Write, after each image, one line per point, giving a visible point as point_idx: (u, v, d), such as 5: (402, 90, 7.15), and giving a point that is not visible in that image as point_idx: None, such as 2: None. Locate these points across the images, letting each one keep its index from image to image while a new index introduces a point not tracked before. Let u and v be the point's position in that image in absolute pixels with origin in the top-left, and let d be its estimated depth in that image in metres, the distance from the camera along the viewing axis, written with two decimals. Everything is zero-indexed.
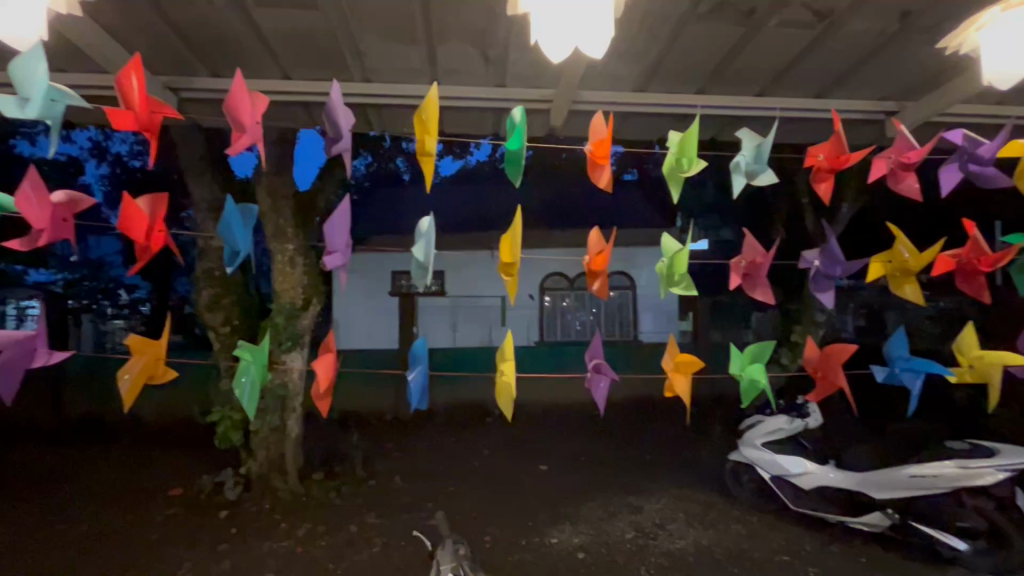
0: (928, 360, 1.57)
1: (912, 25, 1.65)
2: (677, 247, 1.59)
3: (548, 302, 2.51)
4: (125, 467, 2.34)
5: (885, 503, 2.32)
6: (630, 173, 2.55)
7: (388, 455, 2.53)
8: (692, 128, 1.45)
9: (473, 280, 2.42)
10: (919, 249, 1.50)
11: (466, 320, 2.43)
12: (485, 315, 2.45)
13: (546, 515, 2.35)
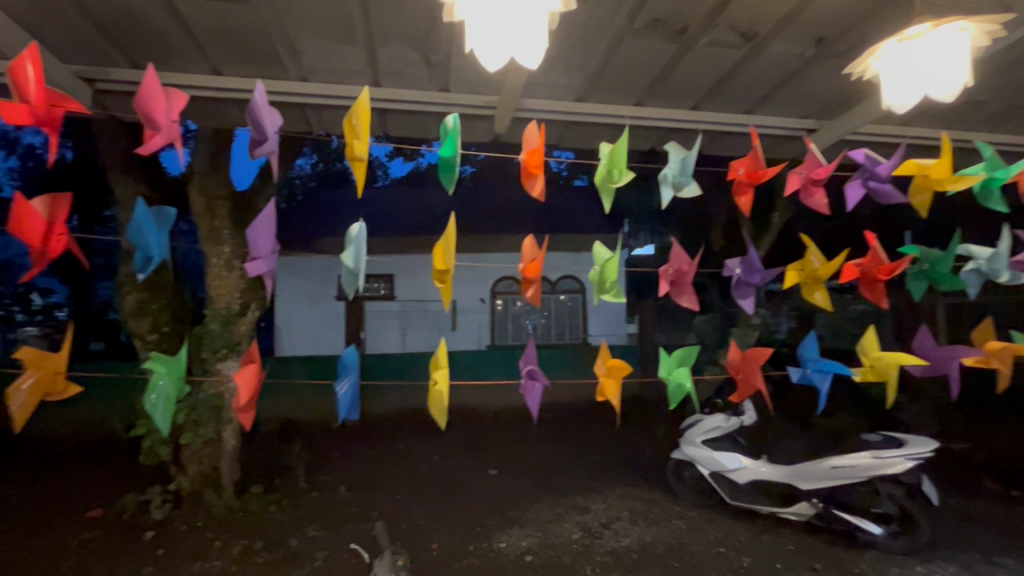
0: (835, 361, 1.67)
1: (827, 50, 1.79)
2: (608, 255, 1.60)
3: (499, 306, 2.48)
4: (36, 490, 2.14)
5: (812, 493, 2.48)
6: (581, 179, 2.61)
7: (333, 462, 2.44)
8: (622, 140, 1.48)
9: (422, 285, 2.45)
10: (829, 258, 1.58)
11: (415, 324, 2.47)
12: (435, 321, 2.47)
13: (494, 520, 2.36)
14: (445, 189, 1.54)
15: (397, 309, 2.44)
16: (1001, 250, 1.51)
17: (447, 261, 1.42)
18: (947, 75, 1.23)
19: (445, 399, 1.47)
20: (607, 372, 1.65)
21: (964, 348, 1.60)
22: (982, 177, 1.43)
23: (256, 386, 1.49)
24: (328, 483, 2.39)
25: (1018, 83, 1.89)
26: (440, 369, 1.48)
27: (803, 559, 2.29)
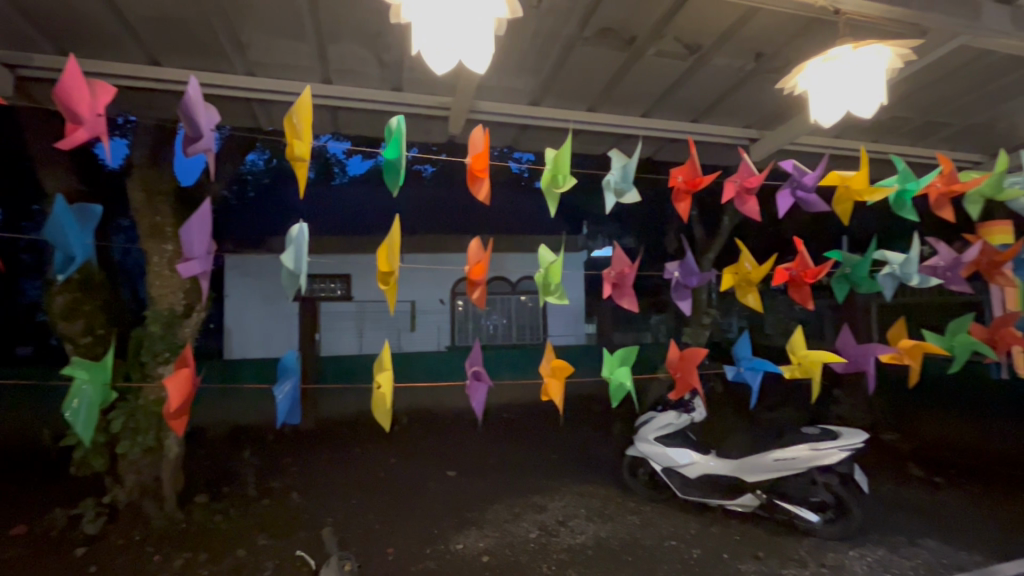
0: (764, 359, 1.73)
1: (765, 65, 1.89)
2: (551, 258, 1.57)
3: (459, 306, 2.47)
4: None
5: (757, 485, 2.60)
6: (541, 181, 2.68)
7: (285, 471, 2.53)
8: (566, 146, 1.45)
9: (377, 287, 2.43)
10: (760, 261, 1.63)
11: (372, 325, 2.47)
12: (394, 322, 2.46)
13: (451, 522, 2.34)
14: (391, 192, 1.45)
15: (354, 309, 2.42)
16: (912, 256, 1.59)
17: (391, 264, 1.32)
18: (879, 90, 1.32)
19: (387, 404, 1.35)
20: (553, 373, 1.60)
21: (881, 346, 1.65)
22: (895, 189, 1.52)
23: (189, 392, 1.42)
24: (280, 489, 2.39)
25: (934, 101, 2.06)
26: (383, 375, 1.36)
27: (747, 548, 2.39)
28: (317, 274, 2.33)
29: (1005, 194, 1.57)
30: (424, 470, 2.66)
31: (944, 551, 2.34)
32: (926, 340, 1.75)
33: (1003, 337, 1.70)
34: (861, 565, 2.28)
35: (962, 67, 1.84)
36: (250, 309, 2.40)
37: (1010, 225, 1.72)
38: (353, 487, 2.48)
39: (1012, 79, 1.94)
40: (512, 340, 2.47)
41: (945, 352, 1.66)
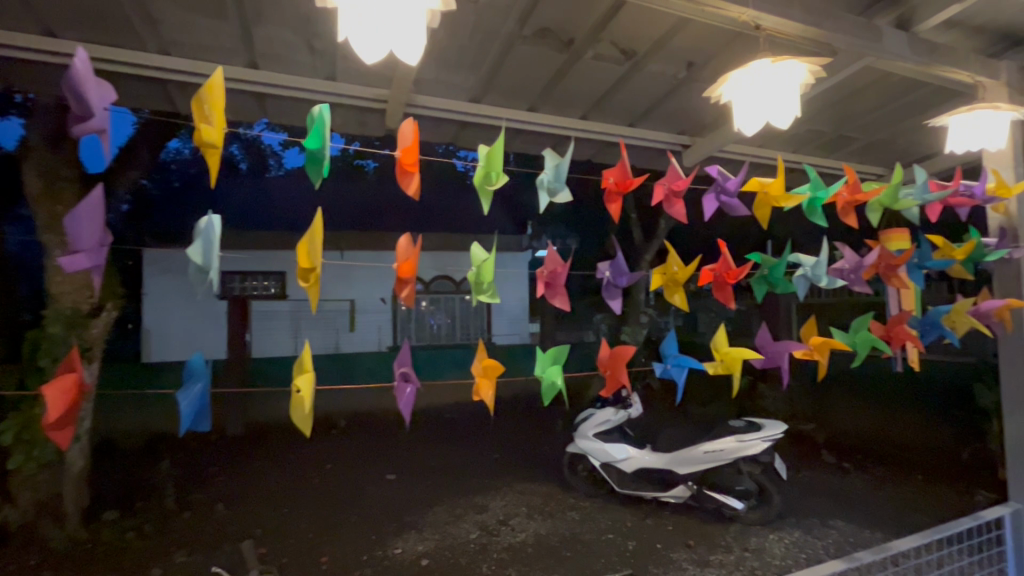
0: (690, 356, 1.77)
1: (696, 74, 1.97)
2: (484, 256, 1.53)
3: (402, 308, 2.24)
4: None
5: (688, 477, 2.74)
6: None
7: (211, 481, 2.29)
8: (499, 142, 1.42)
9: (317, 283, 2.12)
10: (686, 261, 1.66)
11: (308, 325, 2.15)
12: (331, 319, 2.16)
13: (390, 526, 2.28)
14: (312, 184, 1.35)
15: (287, 308, 2.09)
16: (821, 259, 1.69)
17: (314, 258, 1.25)
18: (793, 104, 1.41)
19: (307, 405, 1.26)
20: (485, 372, 1.58)
21: (793, 342, 1.75)
22: (807, 198, 1.61)
23: (76, 400, 1.27)
24: (203, 501, 2.21)
25: (845, 116, 2.24)
26: (306, 374, 1.27)
27: (679, 537, 2.50)
28: (232, 271, 1.98)
29: (899, 204, 1.72)
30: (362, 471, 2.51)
31: (850, 530, 2.56)
32: (833, 337, 1.88)
33: (897, 334, 1.86)
34: (780, 547, 2.44)
35: (866, 86, 2.01)
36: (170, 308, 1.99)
37: (906, 232, 1.90)
38: (286, 493, 2.35)
39: (909, 99, 2.14)
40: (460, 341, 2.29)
41: (849, 347, 1.79)
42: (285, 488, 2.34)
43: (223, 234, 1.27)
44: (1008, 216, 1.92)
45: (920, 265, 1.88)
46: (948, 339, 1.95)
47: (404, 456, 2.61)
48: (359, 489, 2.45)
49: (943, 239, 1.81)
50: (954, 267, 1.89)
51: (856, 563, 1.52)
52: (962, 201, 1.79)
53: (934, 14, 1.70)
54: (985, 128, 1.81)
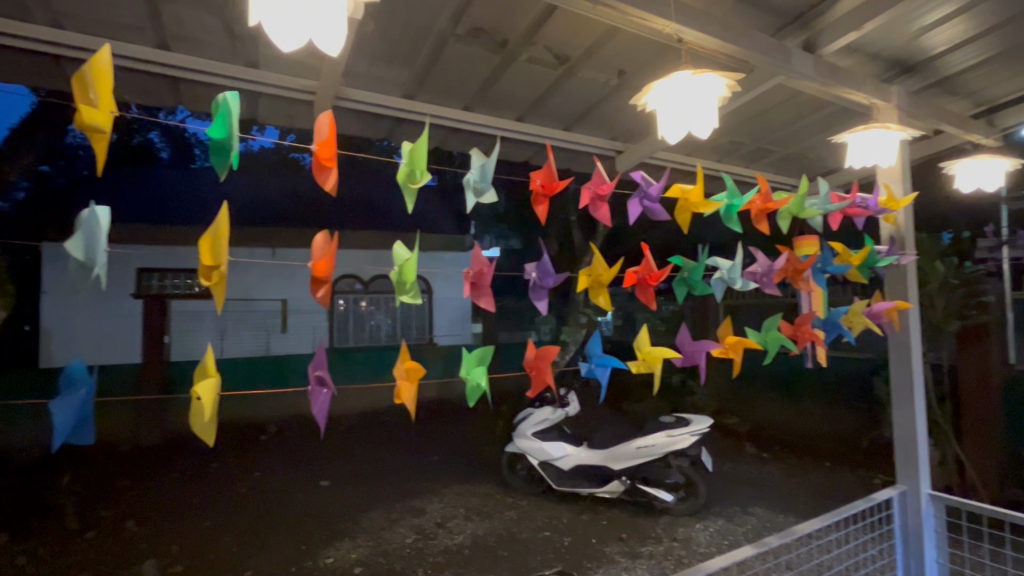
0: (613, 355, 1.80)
1: (626, 82, 2.05)
2: (406, 256, 1.48)
3: (339, 306, 2.01)
4: None
5: (622, 472, 2.94)
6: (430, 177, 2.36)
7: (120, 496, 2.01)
8: (422, 139, 1.34)
9: (245, 279, 1.88)
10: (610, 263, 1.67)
11: (236, 326, 1.89)
12: (262, 321, 1.92)
13: (322, 534, 2.35)
14: (218, 175, 1.25)
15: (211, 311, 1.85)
16: (736, 263, 1.80)
17: (219, 258, 1.17)
18: (711, 115, 1.48)
19: (207, 413, 1.18)
20: (406, 375, 1.51)
21: (710, 341, 1.85)
22: (723, 205, 1.69)
23: None
24: (111, 520, 2.02)
25: (762, 130, 2.40)
26: (207, 381, 1.19)
27: (612, 531, 2.70)
28: (149, 267, 1.74)
29: (805, 212, 1.86)
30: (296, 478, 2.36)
31: (767, 516, 2.93)
32: (747, 336, 1.98)
33: (803, 333, 1.98)
34: (704, 535, 2.74)
35: (779, 102, 2.17)
36: (78, 312, 1.65)
37: (816, 240, 2.00)
38: (206, 504, 2.17)
39: (816, 118, 2.33)
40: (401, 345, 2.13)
41: (761, 345, 1.91)
42: (206, 498, 2.16)
43: (108, 226, 1.17)
44: (897, 226, 2.15)
45: (822, 269, 2.02)
46: (845, 338, 2.11)
47: (342, 459, 2.40)
48: (290, 498, 2.32)
49: (844, 246, 1.96)
50: (852, 271, 2.06)
51: (765, 548, 1.62)
52: (858, 211, 1.96)
53: (832, 41, 1.85)
54: (878, 146, 2.00)
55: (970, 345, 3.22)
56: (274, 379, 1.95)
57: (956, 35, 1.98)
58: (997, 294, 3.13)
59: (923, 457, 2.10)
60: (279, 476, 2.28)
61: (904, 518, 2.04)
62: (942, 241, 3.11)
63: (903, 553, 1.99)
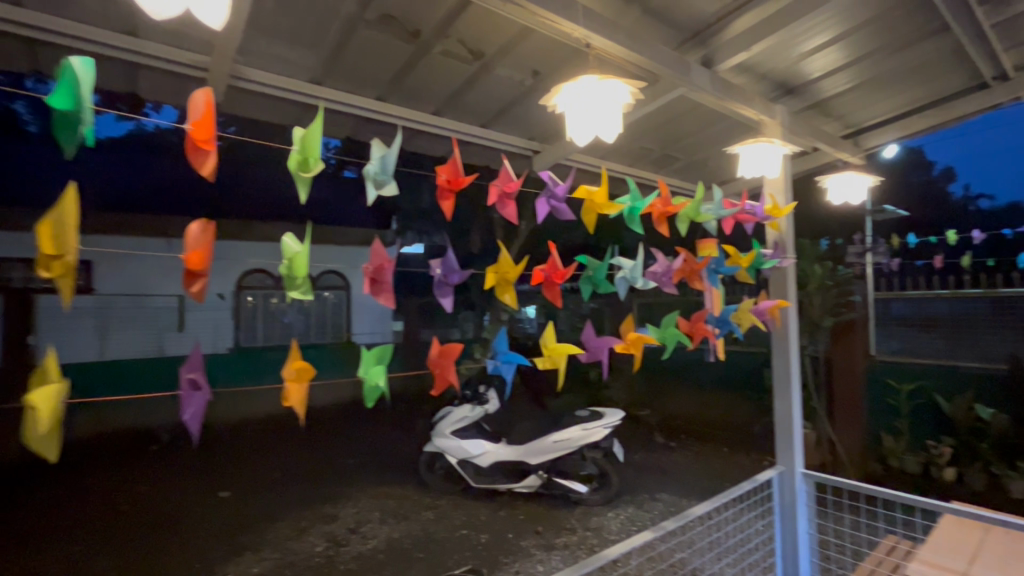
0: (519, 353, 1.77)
1: (541, 83, 2.09)
2: (295, 248, 1.25)
3: (247, 302, 1.88)
4: None
5: (539, 466, 2.98)
6: (351, 169, 2.17)
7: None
8: (315, 123, 1.20)
9: (139, 274, 1.68)
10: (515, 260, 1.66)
11: (121, 325, 1.67)
12: (153, 319, 1.73)
13: (222, 549, 2.29)
14: (65, 154, 1.09)
15: (92, 305, 1.61)
16: (638, 263, 1.88)
17: (68, 244, 1.03)
18: (616, 119, 1.54)
19: (45, 423, 1.02)
20: (295, 376, 1.29)
21: (613, 338, 1.92)
22: (627, 207, 1.76)
23: None
24: None
25: (668, 138, 2.55)
26: (45, 384, 1.04)
27: (528, 525, 2.82)
28: (9, 257, 1.49)
29: (700, 217, 1.99)
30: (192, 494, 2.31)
31: (672, 500, 3.17)
32: (648, 332, 2.08)
33: (697, 329, 2.13)
34: (616, 524, 2.91)
35: (682, 113, 2.31)
36: None
37: (715, 242, 2.15)
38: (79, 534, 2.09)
39: (714, 129, 2.53)
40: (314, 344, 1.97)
41: (660, 342, 2.01)
42: (85, 520, 2.11)
43: None
44: (781, 232, 2.37)
45: (716, 269, 2.17)
46: (735, 333, 2.28)
47: (236, 478, 2.38)
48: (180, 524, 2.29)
49: (735, 248, 2.12)
50: (741, 272, 2.25)
51: (662, 531, 1.71)
52: (747, 218, 2.13)
53: (727, 58, 2.01)
54: (764, 158, 2.19)
55: (840, 339, 3.67)
56: (166, 382, 1.73)
57: (830, 63, 2.22)
58: (862, 294, 3.60)
59: (797, 441, 2.33)
60: (173, 496, 2.26)
61: (782, 495, 2.25)
62: (819, 246, 3.55)
63: (778, 525, 2.22)
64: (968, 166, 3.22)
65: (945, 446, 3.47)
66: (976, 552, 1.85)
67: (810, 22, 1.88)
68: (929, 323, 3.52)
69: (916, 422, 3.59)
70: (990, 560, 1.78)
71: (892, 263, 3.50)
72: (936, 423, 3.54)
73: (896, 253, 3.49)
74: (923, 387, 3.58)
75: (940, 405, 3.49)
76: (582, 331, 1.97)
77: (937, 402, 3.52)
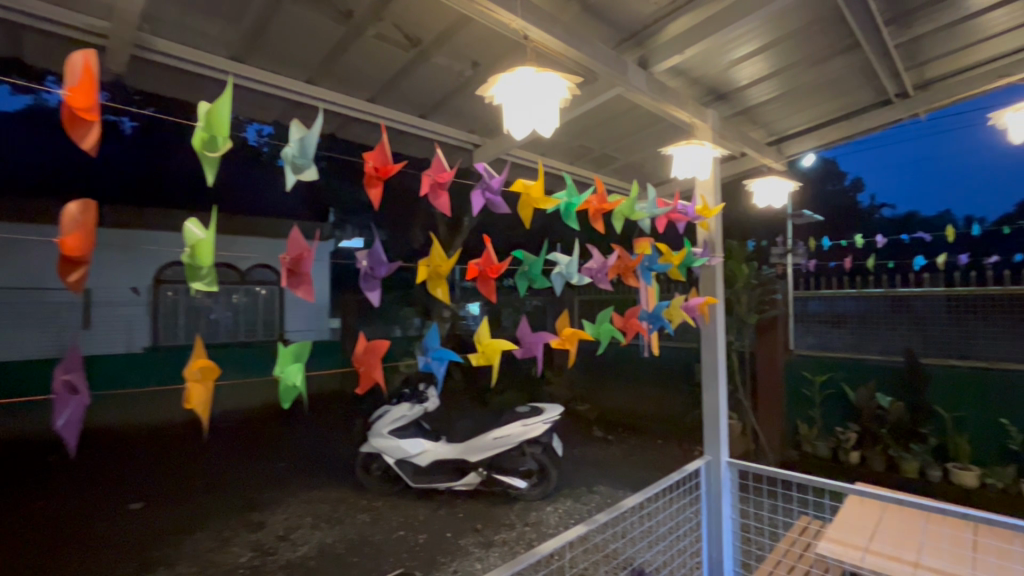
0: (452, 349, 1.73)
1: (480, 75, 2.06)
2: (198, 232, 1.10)
3: (167, 298, 1.66)
4: None
5: (478, 464, 3.00)
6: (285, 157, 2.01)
7: None
8: (226, 95, 1.09)
9: (37, 264, 1.48)
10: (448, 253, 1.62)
11: (12, 322, 1.47)
12: (53, 315, 1.53)
13: (134, 563, 2.21)
14: None
15: None
16: (573, 259, 1.89)
17: None
18: (554, 114, 1.54)
19: None
20: (199, 376, 1.16)
21: (548, 333, 1.92)
22: (563, 203, 1.77)
23: None
24: None
25: (607, 137, 2.59)
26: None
27: (468, 523, 2.85)
28: None
29: (635, 215, 2.03)
30: (99, 505, 2.12)
31: (608, 492, 3.32)
32: (583, 328, 2.09)
33: (630, 325, 2.17)
34: (554, 518, 3.00)
35: (621, 113, 2.37)
36: None
37: (650, 241, 2.18)
38: None
39: (651, 130, 2.61)
40: (242, 341, 1.77)
41: (595, 337, 2.02)
42: None
43: None
44: (710, 232, 2.48)
45: (650, 267, 2.21)
46: (666, 328, 2.32)
47: (152, 487, 2.17)
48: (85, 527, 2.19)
49: (667, 246, 2.18)
50: (674, 270, 2.31)
51: (595, 524, 1.70)
52: (679, 217, 2.20)
53: (662, 60, 2.05)
54: (695, 160, 2.27)
55: (763, 335, 3.93)
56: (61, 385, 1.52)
57: (756, 72, 2.34)
58: (783, 292, 3.86)
59: (723, 432, 2.44)
60: (76, 504, 2.05)
61: (709, 484, 2.35)
62: (746, 247, 3.73)
63: (706, 512, 2.31)
64: (875, 177, 3.49)
65: (851, 432, 3.78)
66: (874, 529, 2.03)
67: (738, 31, 1.96)
68: (840, 319, 3.82)
69: (827, 410, 3.92)
70: (887, 536, 1.95)
71: (809, 264, 3.77)
72: (844, 411, 3.85)
73: (812, 254, 3.75)
74: (834, 378, 3.89)
75: (848, 394, 3.79)
76: (518, 326, 1.96)
77: (845, 391, 3.84)
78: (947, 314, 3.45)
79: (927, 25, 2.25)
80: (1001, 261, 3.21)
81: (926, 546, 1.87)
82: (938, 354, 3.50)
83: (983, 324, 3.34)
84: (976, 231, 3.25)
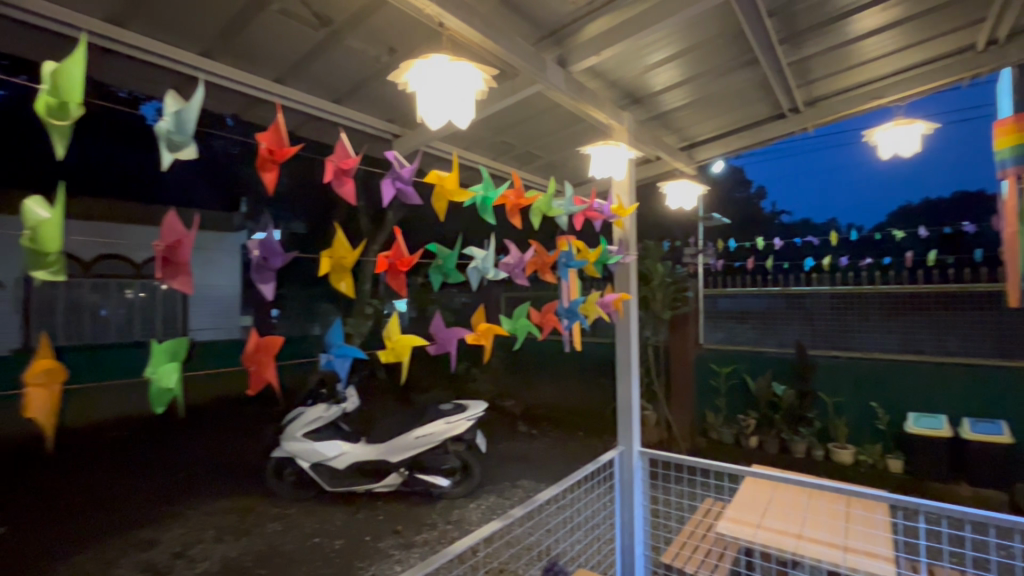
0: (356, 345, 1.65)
1: (398, 61, 1.98)
2: (40, 213, 0.95)
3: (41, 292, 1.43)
4: None
5: (399, 464, 2.97)
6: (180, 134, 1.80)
7: None
8: (80, 57, 0.95)
9: None
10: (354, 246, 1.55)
11: None
12: None
13: None
14: None
15: None
16: (489, 253, 1.86)
17: None
18: (470, 106, 1.51)
19: None
20: (43, 378, 0.99)
21: (463, 328, 1.89)
22: (480, 196, 1.74)
23: None
24: None
25: (529, 134, 2.60)
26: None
27: (388, 523, 2.91)
28: None
29: (552, 211, 2.03)
30: None
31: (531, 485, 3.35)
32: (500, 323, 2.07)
33: (547, 319, 2.17)
34: (476, 514, 3.13)
35: (542, 111, 2.39)
36: None
37: (568, 237, 2.22)
38: None
39: (571, 130, 2.66)
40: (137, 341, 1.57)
41: (511, 332, 2.01)
42: None
43: None
44: (624, 230, 2.57)
45: (567, 264, 2.23)
46: (582, 323, 2.37)
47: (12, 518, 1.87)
48: None
49: (582, 243, 2.23)
50: (590, 267, 2.37)
51: (511, 518, 1.69)
52: (595, 215, 2.25)
53: (580, 59, 2.08)
54: (612, 159, 2.33)
55: (676, 330, 4.16)
56: None
57: (670, 78, 2.45)
58: (694, 290, 4.16)
59: (636, 422, 2.55)
60: None
61: (622, 471, 2.44)
62: (661, 247, 3.89)
63: (620, 499, 2.41)
64: (776, 186, 3.86)
65: (750, 418, 4.08)
66: (767, 506, 2.21)
67: (652, 37, 2.04)
68: (743, 314, 4.14)
69: (731, 400, 4.20)
70: (776, 512, 2.13)
71: (717, 263, 4.10)
72: (746, 400, 4.14)
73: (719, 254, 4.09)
74: (738, 369, 4.19)
75: (749, 384, 4.10)
76: (432, 321, 1.90)
77: (747, 381, 4.15)
78: (832, 310, 3.85)
79: (815, 46, 2.48)
80: (873, 262, 3.67)
81: (807, 519, 2.06)
82: (824, 346, 3.89)
83: (857, 317, 3.77)
84: (856, 236, 3.68)
